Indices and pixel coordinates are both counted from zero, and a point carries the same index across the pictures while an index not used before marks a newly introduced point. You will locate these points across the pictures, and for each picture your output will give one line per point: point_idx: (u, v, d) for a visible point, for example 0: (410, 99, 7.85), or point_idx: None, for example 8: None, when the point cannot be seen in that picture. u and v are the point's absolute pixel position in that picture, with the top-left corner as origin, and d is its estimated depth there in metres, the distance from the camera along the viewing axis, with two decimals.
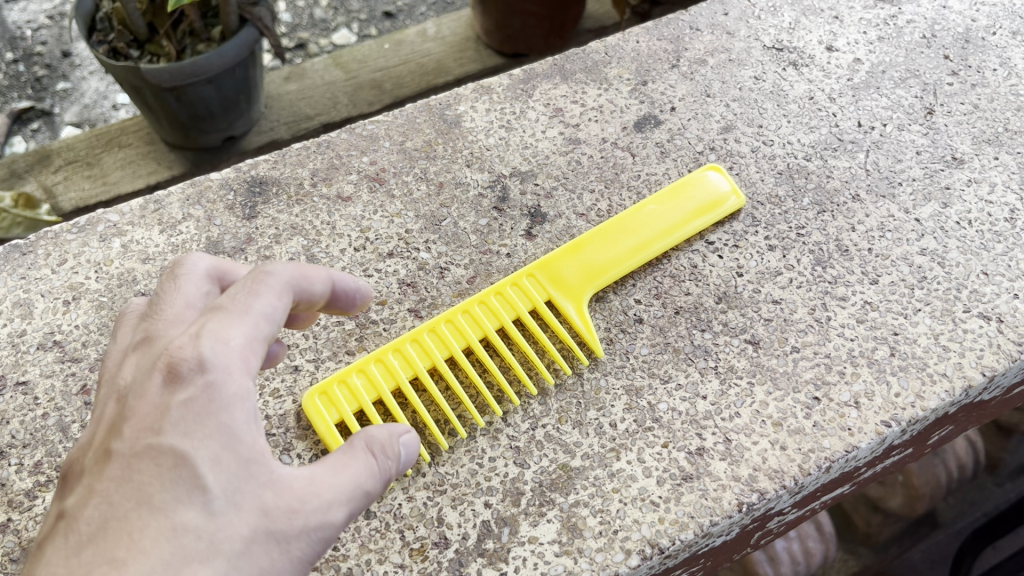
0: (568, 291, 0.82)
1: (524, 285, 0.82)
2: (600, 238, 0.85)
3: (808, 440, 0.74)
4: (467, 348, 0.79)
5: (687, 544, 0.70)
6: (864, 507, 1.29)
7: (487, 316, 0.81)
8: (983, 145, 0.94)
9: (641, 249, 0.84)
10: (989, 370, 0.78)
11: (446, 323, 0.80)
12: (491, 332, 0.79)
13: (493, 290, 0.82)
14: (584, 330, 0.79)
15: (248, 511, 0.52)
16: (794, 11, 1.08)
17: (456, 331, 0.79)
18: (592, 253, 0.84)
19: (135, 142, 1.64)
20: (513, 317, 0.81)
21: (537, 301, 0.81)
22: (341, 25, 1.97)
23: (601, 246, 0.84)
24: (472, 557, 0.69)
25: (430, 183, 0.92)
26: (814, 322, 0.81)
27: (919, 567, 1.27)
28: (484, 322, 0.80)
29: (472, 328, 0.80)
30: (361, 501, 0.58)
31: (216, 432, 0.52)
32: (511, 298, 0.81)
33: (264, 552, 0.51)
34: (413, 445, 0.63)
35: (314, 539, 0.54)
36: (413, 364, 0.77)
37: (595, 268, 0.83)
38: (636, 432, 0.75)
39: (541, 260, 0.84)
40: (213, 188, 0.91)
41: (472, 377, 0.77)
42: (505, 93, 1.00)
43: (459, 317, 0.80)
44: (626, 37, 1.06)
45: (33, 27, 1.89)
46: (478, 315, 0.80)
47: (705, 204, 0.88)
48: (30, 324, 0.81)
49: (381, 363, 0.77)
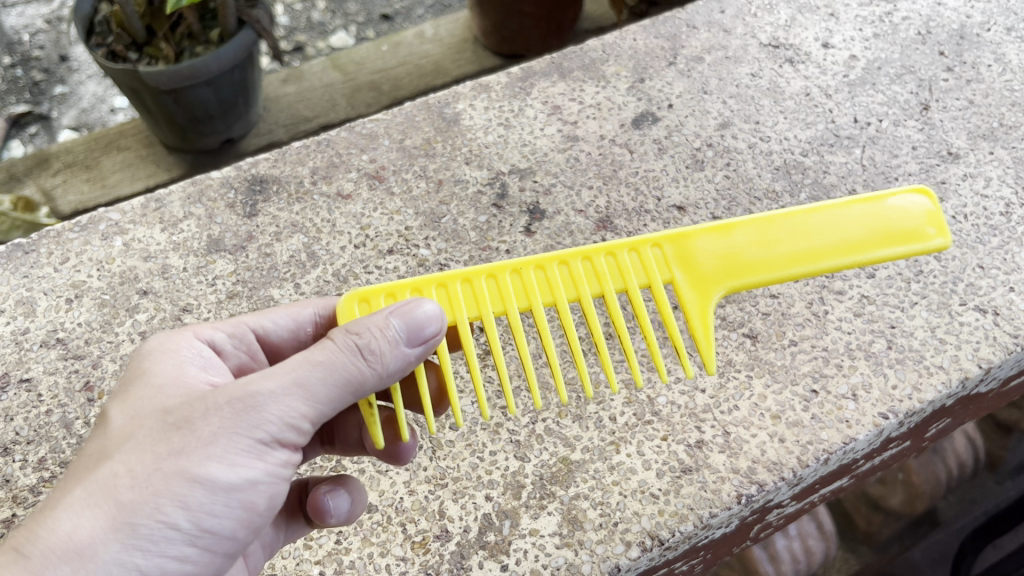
0: (696, 280, 0.67)
1: (644, 257, 0.68)
2: (764, 229, 0.67)
3: (806, 433, 0.75)
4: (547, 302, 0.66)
5: (687, 536, 0.70)
6: (864, 506, 1.25)
7: (588, 276, 0.67)
8: (978, 140, 0.95)
9: (806, 260, 0.67)
10: (986, 362, 0.78)
11: (535, 269, 0.66)
12: (585, 297, 0.66)
13: (605, 248, 0.68)
14: (702, 344, 0.67)
15: (150, 415, 0.54)
16: (790, 8, 1.09)
17: (546, 282, 0.66)
18: (743, 242, 0.67)
19: (134, 145, 1.65)
20: (619, 289, 0.67)
21: (652, 280, 0.67)
22: (339, 27, 1.98)
23: (764, 247, 0.67)
24: (474, 550, 0.69)
25: (430, 180, 0.92)
26: (811, 315, 0.82)
27: (920, 564, 1.24)
28: (583, 284, 0.66)
29: (566, 286, 0.66)
30: (307, 366, 0.54)
31: (130, 379, 0.59)
32: (625, 266, 0.67)
33: (163, 440, 0.52)
34: (418, 305, 0.57)
35: (224, 414, 0.52)
36: (480, 304, 0.64)
37: (739, 262, 0.67)
38: (635, 425, 0.75)
39: (677, 231, 0.68)
40: (213, 186, 0.92)
41: (548, 347, 0.64)
42: (503, 91, 1.01)
43: (555, 266, 0.66)
44: (623, 35, 1.07)
45: (31, 31, 1.90)
46: (577, 272, 0.66)
47: (899, 233, 0.67)
48: (33, 322, 0.81)
49: (445, 291, 0.64)
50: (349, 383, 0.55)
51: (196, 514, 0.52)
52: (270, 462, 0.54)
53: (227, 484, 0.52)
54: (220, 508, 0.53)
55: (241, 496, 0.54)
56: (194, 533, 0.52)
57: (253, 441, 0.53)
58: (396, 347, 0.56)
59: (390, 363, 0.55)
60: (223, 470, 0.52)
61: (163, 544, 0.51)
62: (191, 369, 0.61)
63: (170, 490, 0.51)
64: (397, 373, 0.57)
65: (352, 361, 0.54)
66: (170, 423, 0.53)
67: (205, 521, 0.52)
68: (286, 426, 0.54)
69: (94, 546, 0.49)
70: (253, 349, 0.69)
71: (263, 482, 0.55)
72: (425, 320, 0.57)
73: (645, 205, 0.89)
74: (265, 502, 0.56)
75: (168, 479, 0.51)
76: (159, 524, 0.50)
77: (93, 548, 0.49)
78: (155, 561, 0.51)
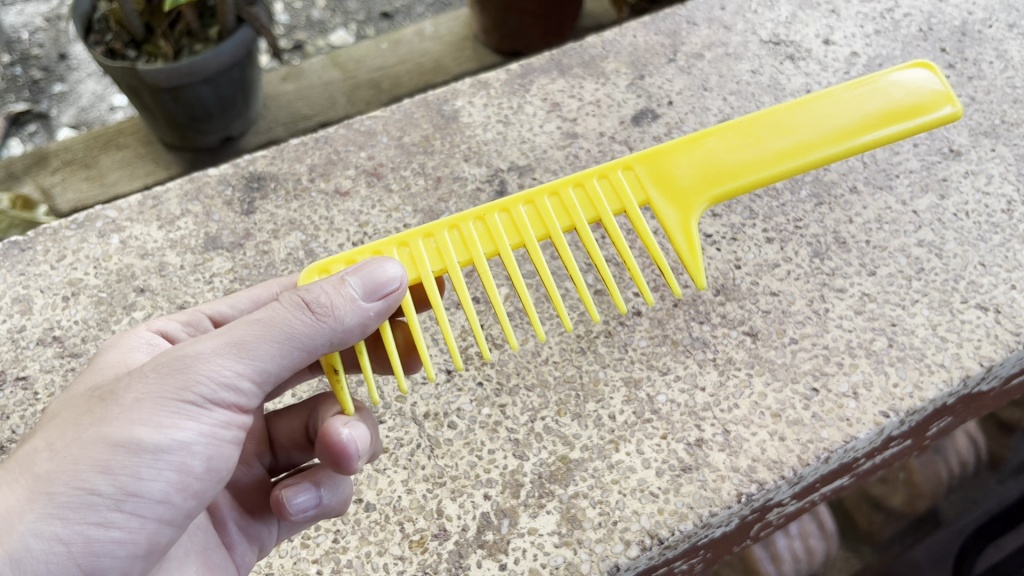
0: (674, 197, 0.68)
1: (615, 182, 0.69)
2: (743, 130, 0.69)
3: (807, 431, 0.74)
4: (517, 245, 0.67)
5: (687, 535, 0.70)
6: (865, 505, 1.23)
7: (557, 212, 0.68)
8: (980, 137, 0.94)
9: (796, 153, 0.68)
10: (987, 360, 0.78)
11: (499, 214, 0.67)
12: (555, 233, 0.67)
13: (572, 182, 0.69)
14: (691, 263, 0.68)
15: (80, 396, 0.55)
16: (790, 5, 1.09)
17: (511, 224, 0.67)
18: (719, 150, 0.68)
19: (132, 143, 1.65)
20: (591, 219, 0.68)
21: (626, 204, 0.68)
22: (338, 25, 1.97)
23: (763, 140, 0.68)
24: (472, 549, 0.69)
25: (428, 177, 0.92)
26: (812, 313, 0.82)
27: (922, 565, 1.20)
28: (551, 221, 0.67)
29: (534, 225, 0.67)
30: (245, 326, 0.54)
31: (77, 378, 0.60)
32: (595, 195, 0.69)
33: (86, 412, 0.52)
34: (376, 266, 0.57)
35: (148, 378, 0.52)
36: (444, 257, 0.65)
37: (720, 170, 0.68)
38: (635, 424, 0.75)
39: (650, 152, 0.70)
40: (210, 183, 0.91)
41: (521, 290, 0.65)
42: (502, 88, 1.01)
43: (520, 208, 0.67)
44: (623, 32, 1.07)
45: (30, 29, 1.90)
46: (545, 210, 0.67)
47: (901, 111, 0.69)
48: (29, 320, 0.81)
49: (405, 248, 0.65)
50: (290, 338, 0.54)
51: (119, 478, 0.51)
52: (204, 423, 0.53)
53: (153, 447, 0.52)
54: (147, 471, 0.52)
55: (171, 459, 0.53)
56: (118, 497, 0.51)
57: (181, 402, 0.52)
58: (344, 299, 0.55)
59: (343, 316, 0.55)
60: (148, 434, 0.51)
61: (85, 510, 0.50)
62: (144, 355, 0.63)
63: (89, 458, 0.50)
64: (350, 327, 0.56)
65: (295, 315, 0.54)
66: (97, 395, 0.53)
67: (130, 484, 0.51)
68: (218, 385, 0.53)
69: (8, 519, 0.48)
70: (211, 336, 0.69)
71: (198, 443, 0.54)
72: (379, 275, 0.56)
73: None
74: (202, 466, 0.55)
75: (86, 447, 0.51)
76: (78, 490, 0.50)
77: (9, 520, 0.48)
78: (77, 529, 0.50)
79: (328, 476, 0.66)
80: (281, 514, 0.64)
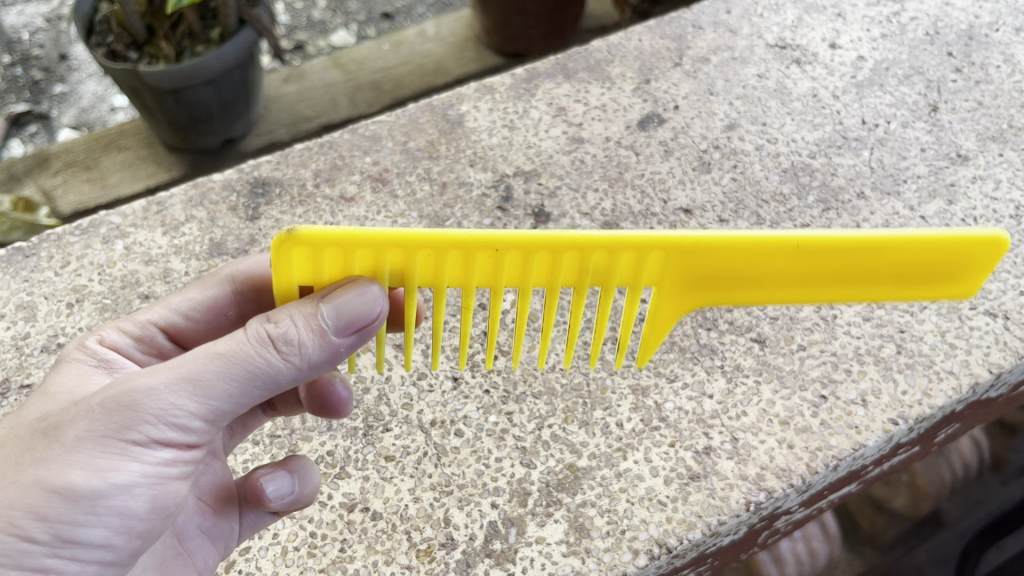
0: (676, 289, 0.62)
1: (639, 257, 0.57)
2: (799, 248, 0.57)
3: (815, 439, 0.74)
4: (512, 284, 0.59)
5: (695, 544, 0.69)
6: (869, 507, 1.21)
7: (567, 268, 0.58)
8: (987, 142, 0.94)
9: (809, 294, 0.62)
10: (996, 367, 0.78)
11: (511, 254, 0.56)
12: (551, 287, 0.59)
13: (600, 249, 0.56)
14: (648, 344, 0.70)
15: (27, 425, 0.53)
16: (796, 9, 1.09)
17: (516, 264, 0.57)
18: (757, 257, 0.58)
19: (134, 145, 1.64)
20: (595, 282, 0.59)
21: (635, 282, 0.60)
22: (339, 26, 1.97)
23: (798, 266, 0.59)
24: (480, 558, 0.68)
25: (434, 182, 0.91)
26: (820, 320, 0.81)
27: (924, 568, 1.20)
28: (553, 276, 0.58)
29: (536, 274, 0.58)
30: (205, 360, 0.51)
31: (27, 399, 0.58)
32: (611, 265, 0.58)
33: (28, 449, 0.51)
34: (355, 292, 0.53)
35: (92, 415, 0.50)
36: (436, 276, 0.57)
37: (741, 279, 0.60)
38: (643, 432, 0.75)
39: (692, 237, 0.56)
40: (215, 189, 0.91)
41: (493, 318, 0.64)
42: (507, 92, 1.00)
43: (533, 255, 0.56)
44: (628, 36, 1.06)
45: (31, 30, 1.89)
46: (555, 265, 0.57)
47: (930, 285, 0.63)
48: (33, 327, 0.80)
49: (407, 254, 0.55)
50: (249, 376, 0.52)
51: (56, 525, 0.50)
52: (149, 463, 0.52)
53: (92, 491, 0.50)
54: (85, 519, 0.51)
55: (112, 503, 0.52)
56: (55, 544, 0.51)
57: (124, 443, 0.51)
58: (312, 333, 0.52)
59: (312, 353, 0.53)
60: (84, 479, 0.50)
61: (20, 557, 0.49)
62: (97, 377, 0.60)
63: (22, 503, 0.49)
64: (315, 362, 0.54)
65: (259, 352, 0.51)
66: (41, 428, 0.52)
67: (66, 531, 0.51)
68: (165, 425, 0.51)
69: None
70: (166, 347, 0.66)
71: (140, 485, 0.52)
72: (359, 305, 0.53)
73: (652, 208, 0.88)
74: (145, 507, 0.53)
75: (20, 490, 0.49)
76: (13, 537, 0.49)
77: None
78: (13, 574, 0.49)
79: (300, 463, 0.67)
80: (259, 503, 0.64)
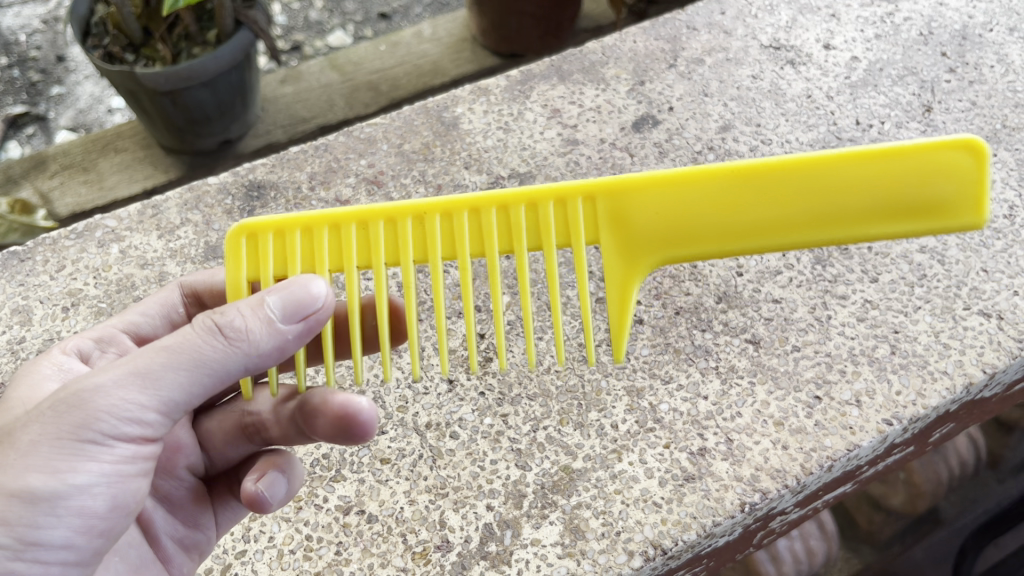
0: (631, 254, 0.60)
1: (570, 214, 0.59)
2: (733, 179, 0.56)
3: (809, 440, 0.74)
4: (450, 258, 0.59)
5: (690, 545, 0.70)
6: (866, 505, 1.21)
7: (500, 229, 0.59)
8: (982, 142, 0.94)
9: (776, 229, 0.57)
10: (989, 368, 0.78)
11: (442, 218, 0.59)
12: (489, 251, 0.59)
13: (524, 198, 0.59)
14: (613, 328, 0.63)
15: None
16: (791, 10, 1.09)
17: (448, 233, 0.59)
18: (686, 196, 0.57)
19: (131, 147, 1.64)
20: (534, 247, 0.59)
21: (573, 242, 0.59)
22: (336, 27, 1.97)
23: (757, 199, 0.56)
24: (475, 560, 0.69)
25: (429, 185, 0.91)
26: (814, 320, 0.82)
27: (921, 565, 1.20)
28: (489, 239, 0.59)
29: (471, 243, 0.59)
30: (152, 355, 0.51)
31: None
32: (547, 221, 0.59)
33: None
34: (303, 284, 0.53)
35: (44, 419, 0.50)
36: (372, 253, 0.58)
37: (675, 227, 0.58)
38: (637, 433, 0.75)
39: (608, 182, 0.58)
40: (210, 192, 0.91)
41: (438, 305, 0.59)
42: (502, 94, 1.00)
43: (463, 216, 0.59)
44: (623, 37, 1.07)
45: (28, 32, 1.89)
46: (488, 223, 0.59)
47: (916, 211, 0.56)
48: (29, 331, 0.80)
49: (337, 231, 0.59)
50: (197, 365, 0.51)
51: (15, 528, 0.49)
52: (107, 461, 0.52)
53: (52, 492, 0.50)
54: (45, 520, 0.50)
55: (72, 503, 0.51)
56: (17, 547, 0.50)
57: (80, 442, 0.50)
58: (261, 320, 0.52)
59: (258, 340, 0.52)
60: (43, 482, 0.50)
61: None
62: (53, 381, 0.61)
63: None
64: (265, 352, 0.52)
65: (205, 340, 0.51)
66: None
67: (28, 534, 0.50)
68: (119, 421, 0.51)
69: None
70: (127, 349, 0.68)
71: (100, 484, 0.52)
72: (297, 294, 0.52)
73: None
74: (106, 505, 0.53)
75: None
76: None
77: None
78: None
79: (288, 462, 0.65)
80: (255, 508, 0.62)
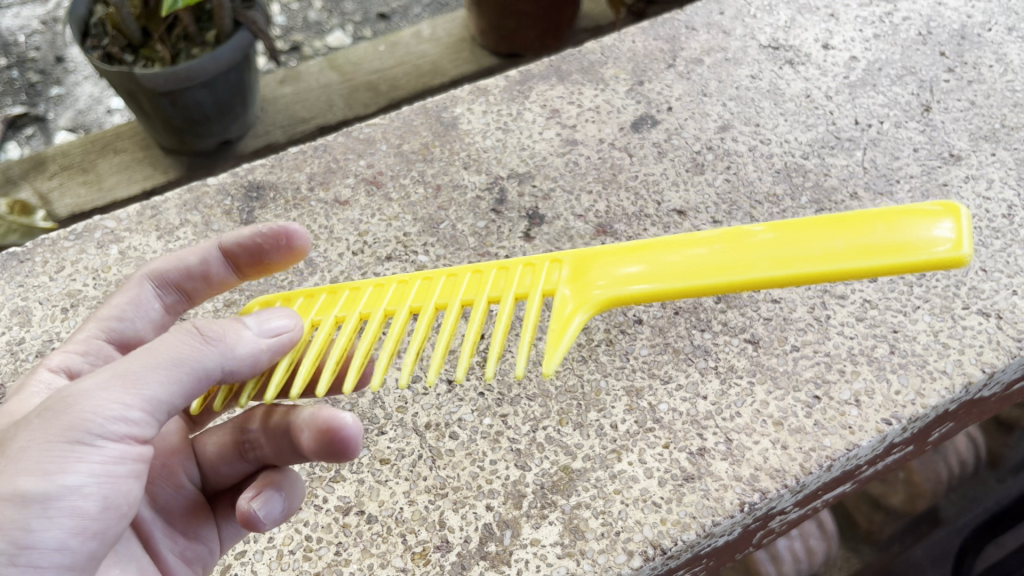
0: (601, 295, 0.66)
1: (546, 270, 0.69)
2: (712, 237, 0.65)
3: (809, 439, 0.74)
4: (466, 301, 0.69)
5: (690, 545, 0.70)
6: (865, 504, 1.22)
7: (513, 279, 0.69)
8: (981, 142, 0.94)
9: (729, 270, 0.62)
10: (989, 367, 0.78)
11: (470, 274, 0.71)
12: (501, 296, 0.68)
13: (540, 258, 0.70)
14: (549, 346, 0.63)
15: None
16: (789, 10, 1.09)
17: (473, 283, 0.70)
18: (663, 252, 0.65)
19: (130, 148, 1.64)
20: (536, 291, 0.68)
21: (534, 292, 0.67)
22: (335, 27, 1.97)
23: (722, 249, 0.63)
24: (475, 561, 0.69)
25: (428, 185, 0.91)
26: (813, 320, 0.82)
27: (921, 564, 1.19)
28: (502, 287, 0.69)
29: (486, 289, 0.69)
30: (135, 359, 0.52)
31: None
32: (549, 272, 0.69)
33: None
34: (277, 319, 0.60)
35: (34, 425, 0.49)
36: (402, 301, 0.70)
37: (651, 272, 0.65)
38: (637, 433, 0.75)
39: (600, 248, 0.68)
40: (209, 193, 0.91)
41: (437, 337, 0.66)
42: (501, 94, 1.01)
43: (492, 272, 0.70)
44: (622, 37, 1.07)
45: (27, 32, 1.89)
46: (504, 275, 0.70)
47: (879, 246, 0.60)
48: (28, 332, 0.80)
49: (377, 290, 0.72)
50: (179, 362, 0.52)
51: (9, 532, 0.48)
52: (98, 461, 0.50)
53: (44, 493, 0.49)
54: (37, 523, 0.49)
55: (64, 504, 0.49)
56: (12, 551, 0.48)
57: (70, 442, 0.49)
58: (236, 330, 0.57)
59: (235, 344, 0.56)
60: (35, 488, 0.48)
61: None
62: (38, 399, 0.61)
63: None
64: (240, 357, 0.57)
65: (186, 341, 0.53)
66: None
67: (22, 537, 0.48)
68: (108, 420, 0.50)
69: None
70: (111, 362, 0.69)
71: (92, 484, 0.50)
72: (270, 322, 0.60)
73: (645, 209, 0.88)
74: (99, 506, 0.51)
75: None
76: None
77: None
78: None
79: (287, 481, 0.64)
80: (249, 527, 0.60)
